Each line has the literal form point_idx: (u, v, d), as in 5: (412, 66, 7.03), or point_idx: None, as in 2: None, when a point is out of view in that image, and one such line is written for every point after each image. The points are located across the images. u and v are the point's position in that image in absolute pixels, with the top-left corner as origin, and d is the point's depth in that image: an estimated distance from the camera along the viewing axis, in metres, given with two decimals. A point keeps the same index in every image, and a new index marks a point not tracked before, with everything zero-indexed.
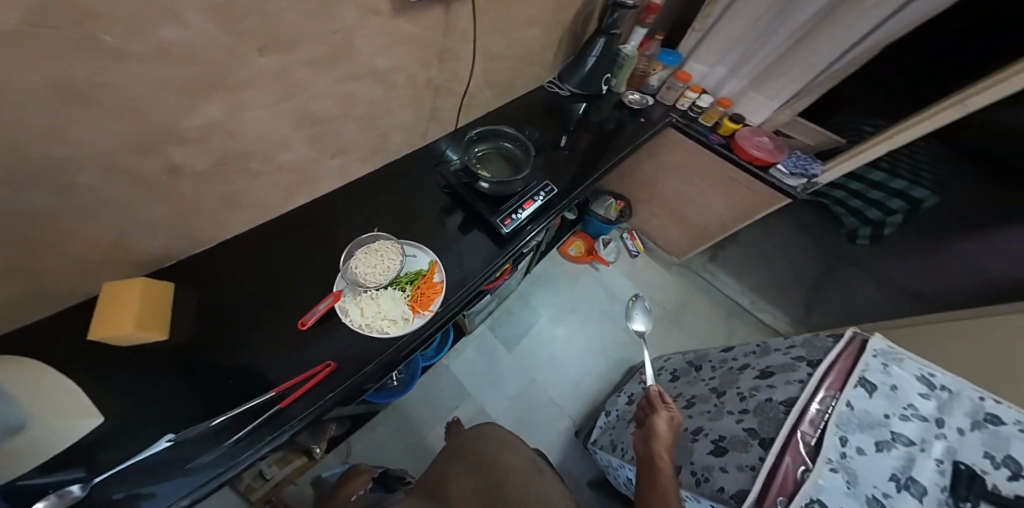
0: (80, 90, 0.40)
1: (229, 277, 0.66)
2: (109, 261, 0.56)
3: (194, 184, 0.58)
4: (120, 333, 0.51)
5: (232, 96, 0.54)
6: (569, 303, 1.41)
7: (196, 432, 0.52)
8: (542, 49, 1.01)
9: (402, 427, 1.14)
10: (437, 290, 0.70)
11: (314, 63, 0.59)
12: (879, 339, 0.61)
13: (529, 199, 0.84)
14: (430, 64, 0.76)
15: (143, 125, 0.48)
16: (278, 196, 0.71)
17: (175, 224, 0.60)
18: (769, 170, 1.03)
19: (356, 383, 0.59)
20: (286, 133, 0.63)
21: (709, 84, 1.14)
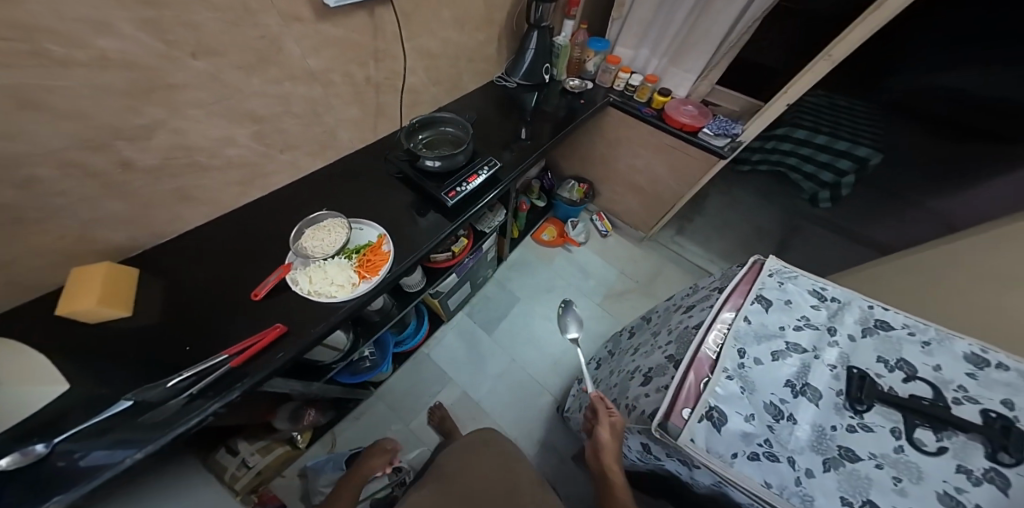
0: (28, 92, 0.49)
1: (191, 263, 0.73)
2: (78, 251, 0.64)
3: (148, 178, 0.66)
4: (84, 308, 0.58)
5: (173, 97, 0.62)
6: (542, 284, 1.45)
7: (152, 393, 0.56)
8: (482, 46, 1.09)
9: (385, 418, 1.14)
10: (385, 257, 0.76)
11: (245, 66, 0.67)
12: (775, 261, 0.73)
13: (474, 173, 0.90)
14: (366, 64, 0.85)
15: (92, 124, 0.56)
16: (234, 190, 0.79)
17: (135, 216, 0.68)
18: (698, 135, 1.14)
19: (302, 342, 0.65)
20: (230, 130, 0.71)
21: (640, 65, 1.24)
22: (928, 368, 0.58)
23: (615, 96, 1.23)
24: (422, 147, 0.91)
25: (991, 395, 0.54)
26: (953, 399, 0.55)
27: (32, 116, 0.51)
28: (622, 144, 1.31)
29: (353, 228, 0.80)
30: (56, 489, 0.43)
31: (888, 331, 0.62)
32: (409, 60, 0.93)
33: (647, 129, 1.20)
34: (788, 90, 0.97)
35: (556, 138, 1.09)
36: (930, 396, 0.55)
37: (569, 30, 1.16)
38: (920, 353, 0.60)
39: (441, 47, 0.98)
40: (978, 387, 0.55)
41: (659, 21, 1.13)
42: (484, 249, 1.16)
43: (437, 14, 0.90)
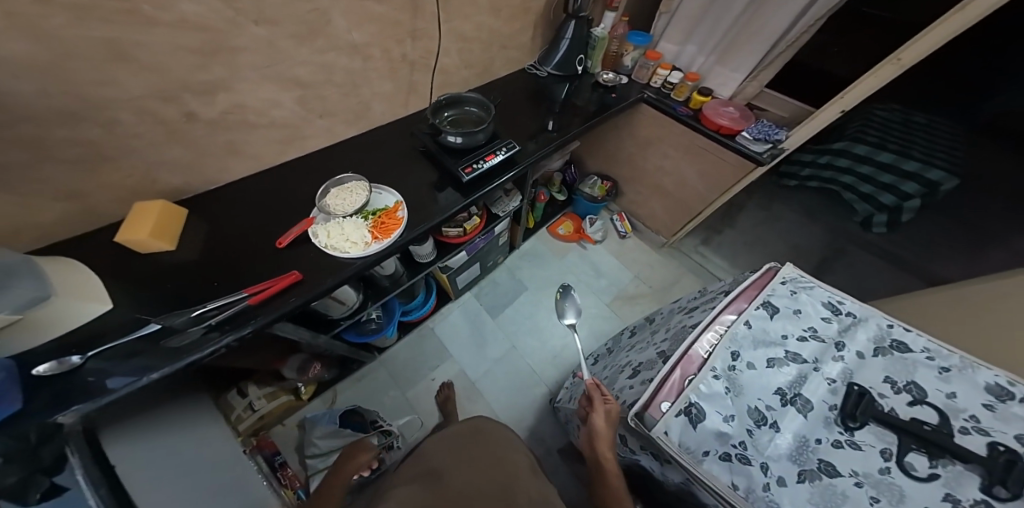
0: (119, 45, 0.58)
1: (228, 210, 0.81)
2: (141, 189, 0.73)
3: (205, 131, 0.74)
4: (138, 236, 0.67)
5: (233, 59, 0.69)
6: (556, 276, 1.46)
7: (178, 320, 0.64)
8: (517, 33, 1.11)
9: (386, 383, 1.20)
10: (397, 221, 0.81)
11: (295, 35, 0.73)
12: (790, 269, 0.71)
13: (492, 152, 0.93)
14: (404, 41, 0.89)
15: (165, 76, 0.64)
16: (273, 149, 0.87)
17: (191, 163, 0.76)
18: (735, 138, 1.09)
19: (314, 291, 0.71)
20: (277, 93, 0.79)
21: (683, 64, 1.22)
22: (940, 394, 0.58)
23: (652, 93, 1.20)
24: (450, 125, 0.95)
25: (1004, 429, 0.54)
26: (960, 428, 0.55)
27: (120, 65, 0.59)
28: (652, 142, 1.29)
29: (373, 194, 0.86)
30: (78, 398, 0.54)
31: (904, 353, 0.62)
32: (445, 42, 0.96)
33: (679, 128, 1.17)
34: (844, 96, 0.90)
35: (581, 129, 1.09)
36: (934, 421, 0.56)
37: (609, 22, 1.15)
38: (936, 379, 0.59)
39: (478, 31, 1.01)
40: (993, 419, 0.55)
41: (710, 17, 1.09)
42: (497, 232, 1.18)
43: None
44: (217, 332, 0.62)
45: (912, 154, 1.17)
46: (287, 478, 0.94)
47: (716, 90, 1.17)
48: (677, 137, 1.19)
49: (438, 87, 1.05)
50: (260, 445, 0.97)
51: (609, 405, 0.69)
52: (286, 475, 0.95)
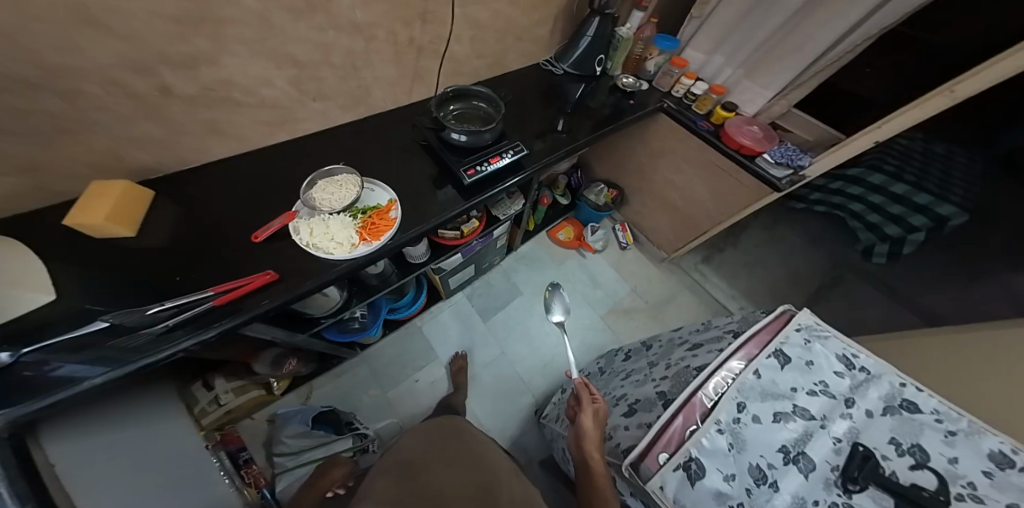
0: (87, 8, 0.50)
1: (202, 195, 0.74)
2: (107, 167, 0.66)
3: (183, 107, 0.67)
4: (90, 221, 0.60)
5: (218, 30, 0.62)
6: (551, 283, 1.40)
7: (127, 317, 0.57)
8: (535, 25, 1.03)
9: (364, 381, 1.15)
10: (389, 223, 0.75)
11: (290, 8, 0.65)
12: (806, 316, 0.67)
13: (498, 155, 0.87)
14: (413, 25, 0.82)
15: (137, 45, 0.57)
16: (260, 131, 0.80)
17: (167, 141, 0.69)
18: (756, 159, 1.03)
19: (288, 294, 0.65)
20: (267, 71, 0.71)
21: (709, 74, 1.14)
22: (943, 459, 0.55)
23: (672, 103, 1.14)
24: (454, 119, 0.87)
25: (998, 496, 0.52)
26: (958, 495, 0.53)
27: (86, 29, 0.52)
28: (666, 154, 1.23)
29: (365, 190, 0.79)
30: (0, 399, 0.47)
31: (913, 414, 0.59)
32: (458, 29, 0.89)
33: (696, 143, 1.11)
34: (881, 126, 0.84)
35: (591, 137, 1.02)
36: (934, 487, 0.53)
37: (636, 22, 1.08)
38: (941, 442, 0.56)
39: (493, 20, 0.93)
40: (991, 488, 0.53)
41: (745, 26, 1.02)
42: (495, 235, 1.12)
43: None
44: (178, 332, 0.58)
45: (926, 187, 1.11)
46: (250, 477, 0.88)
47: (740, 106, 1.10)
48: (695, 151, 1.13)
49: (446, 76, 0.98)
50: (225, 438, 0.92)
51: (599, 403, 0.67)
52: (249, 473, 0.89)
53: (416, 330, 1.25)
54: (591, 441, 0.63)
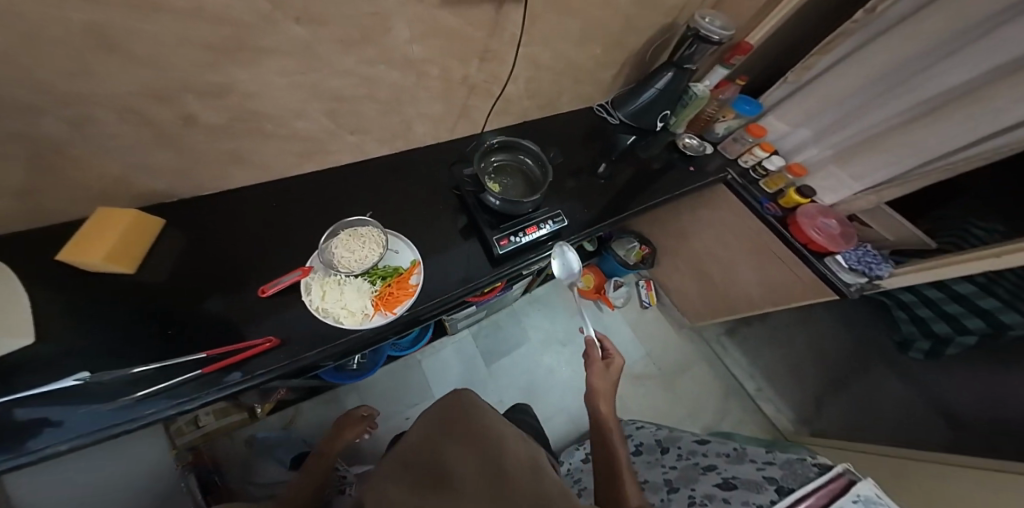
0: (112, 35, 0.42)
1: (215, 227, 0.69)
2: (113, 190, 0.60)
3: (205, 134, 0.60)
4: (87, 259, 0.55)
5: (256, 58, 0.54)
6: (562, 335, 1.31)
7: (116, 376, 0.52)
8: (598, 69, 0.94)
9: (353, 413, 1.09)
10: (407, 293, 0.69)
11: (340, 41, 0.58)
12: (868, 485, 0.58)
13: (534, 225, 0.79)
14: (469, 64, 0.73)
15: (162, 73, 0.49)
16: (288, 160, 0.74)
17: (187, 167, 0.64)
18: (824, 258, 0.94)
19: (287, 366, 0.59)
20: (303, 102, 0.65)
21: (787, 147, 1.04)
22: None
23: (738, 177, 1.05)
24: (498, 178, 0.79)
25: None
26: None
27: (107, 54, 0.44)
28: (716, 228, 1.13)
29: (388, 247, 0.72)
30: None
31: None
32: (519, 70, 0.80)
33: (756, 226, 1.01)
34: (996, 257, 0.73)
35: (638, 210, 0.95)
36: None
37: (716, 79, 1.02)
38: None
39: (558, 61, 0.84)
40: None
41: (847, 108, 0.89)
42: (514, 288, 1.06)
43: (568, 24, 0.77)
44: (157, 396, 0.52)
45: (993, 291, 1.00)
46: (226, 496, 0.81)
47: (818, 193, 1.01)
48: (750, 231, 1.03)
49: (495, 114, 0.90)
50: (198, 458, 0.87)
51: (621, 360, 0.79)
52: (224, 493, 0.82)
53: (415, 365, 1.18)
54: (603, 385, 0.76)
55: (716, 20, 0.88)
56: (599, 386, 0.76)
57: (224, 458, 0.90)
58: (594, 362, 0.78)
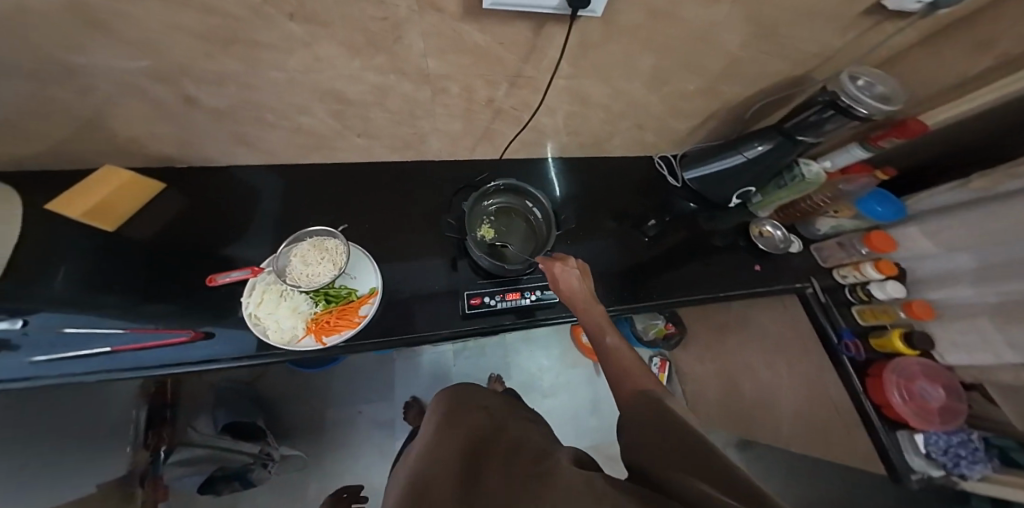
0: (94, 14, 0.40)
1: (212, 199, 0.72)
2: (129, 149, 0.65)
3: (208, 115, 0.60)
4: (66, 211, 0.61)
5: (252, 52, 0.49)
6: (545, 386, 1.20)
7: (42, 332, 0.56)
8: (663, 118, 0.79)
9: (312, 390, 1.12)
10: (349, 324, 0.65)
11: (346, 44, 0.49)
12: None
13: (517, 292, 0.73)
14: (497, 88, 0.62)
15: (153, 56, 0.47)
16: (294, 151, 0.72)
17: (191, 140, 0.66)
18: (901, 430, 0.78)
19: (195, 364, 0.58)
20: (306, 101, 0.60)
21: (920, 272, 0.82)
22: None
23: (819, 295, 0.90)
24: (495, 223, 0.75)
25: None
26: None
27: (92, 31, 0.42)
28: (762, 337, 1.04)
29: (347, 271, 0.69)
30: None
31: None
32: (557, 101, 0.67)
33: (818, 354, 0.88)
34: None
35: (656, 303, 0.80)
36: None
37: (845, 161, 0.82)
38: None
39: (613, 99, 0.70)
40: None
41: None
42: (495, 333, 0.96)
43: (635, 60, 0.62)
44: (61, 362, 0.54)
45: None
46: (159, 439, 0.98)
47: (937, 348, 0.81)
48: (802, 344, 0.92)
49: (523, 142, 0.79)
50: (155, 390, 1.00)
51: (583, 264, 0.67)
52: (156, 434, 0.98)
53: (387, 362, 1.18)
54: (576, 298, 0.65)
55: (877, 86, 0.66)
56: (572, 299, 0.64)
57: (189, 393, 1.05)
58: (560, 279, 0.66)
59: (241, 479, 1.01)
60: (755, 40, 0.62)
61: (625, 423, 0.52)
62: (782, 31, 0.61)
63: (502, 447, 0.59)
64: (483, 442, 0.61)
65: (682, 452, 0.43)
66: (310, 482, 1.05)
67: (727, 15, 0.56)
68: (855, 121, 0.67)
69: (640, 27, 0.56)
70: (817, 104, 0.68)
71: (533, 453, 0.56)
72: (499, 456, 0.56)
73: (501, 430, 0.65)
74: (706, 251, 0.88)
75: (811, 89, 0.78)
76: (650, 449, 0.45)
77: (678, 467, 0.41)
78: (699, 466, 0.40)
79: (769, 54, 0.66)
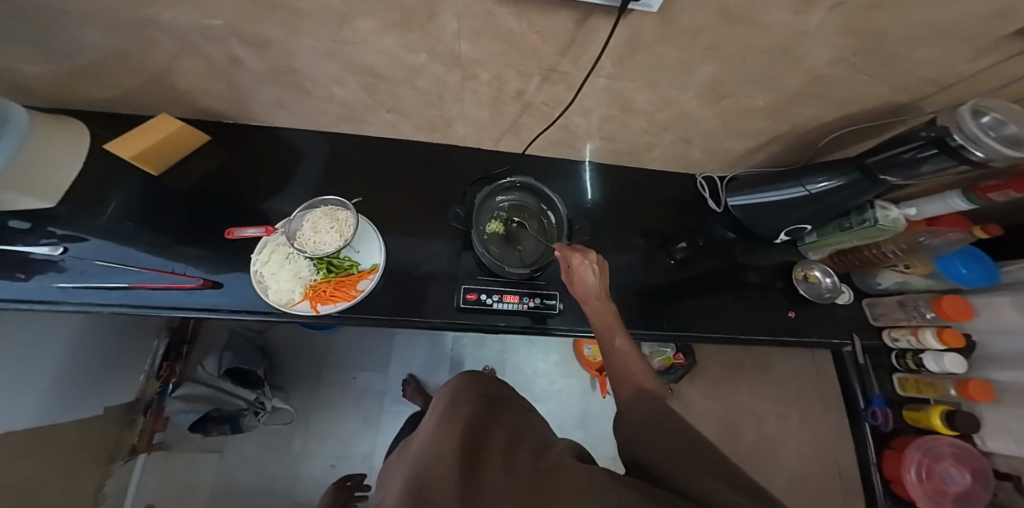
0: None
1: (246, 160, 0.73)
2: (175, 99, 0.67)
3: (253, 76, 0.59)
4: (119, 152, 0.63)
5: (291, 19, 0.46)
6: (538, 390, 1.18)
7: (77, 262, 0.62)
8: (711, 132, 0.71)
9: (314, 346, 1.17)
10: (345, 297, 0.64)
11: (382, 19, 0.45)
12: None
13: (516, 295, 0.69)
14: (528, 81, 0.57)
15: (193, 11, 0.45)
16: (326, 119, 0.71)
17: (239, 98, 0.66)
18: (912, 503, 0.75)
19: (195, 310, 0.62)
20: (340, 73, 0.57)
21: (993, 350, 0.70)
22: None
23: (858, 355, 0.80)
24: (506, 221, 0.71)
25: None
26: None
27: None
28: (780, 385, 0.99)
29: (352, 244, 0.68)
30: None
31: None
32: (594, 103, 0.63)
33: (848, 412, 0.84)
34: None
35: (666, 333, 0.74)
36: None
37: (936, 211, 0.67)
38: None
39: (658, 108, 0.64)
40: None
41: None
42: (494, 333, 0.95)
43: (692, 68, 0.54)
44: (84, 290, 0.60)
45: None
46: (169, 371, 1.05)
47: (982, 430, 0.71)
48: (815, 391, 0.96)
49: (551, 139, 0.75)
50: (176, 325, 1.07)
51: (603, 258, 0.61)
52: (170, 367, 1.06)
53: (389, 335, 1.21)
54: (588, 294, 0.59)
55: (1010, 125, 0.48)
56: (584, 296, 0.59)
57: (205, 332, 1.11)
58: (574, 272, 0.60)
59: (232, 423, 1.03)
60: (840, 61, 0.51)
61: (623, 418, 0.48)
62: (890, 56, 0.50)
63: (501, 440, 0.53)
64: (479, 435, 0.54)
65: (702, 463, 0.38)
66: (296, 435, 1.10)
67: (816, 26, 0.45)
68: (963, 165, 0.52)
69: (708, 30, 0.47)
70: (914, 140, 0.54)
71: (533, 447, 0.50)
72: (496, 454, 0.50)
73: (498, 417, 0.58)
74: (738, 286, 0.81)
75: (905, 127, 0.65)
76: (658, 443, 0.42)
77: (700, 470, 0.38)
78: (728, 478, 0.36)
79: (864, 80, 0.55)
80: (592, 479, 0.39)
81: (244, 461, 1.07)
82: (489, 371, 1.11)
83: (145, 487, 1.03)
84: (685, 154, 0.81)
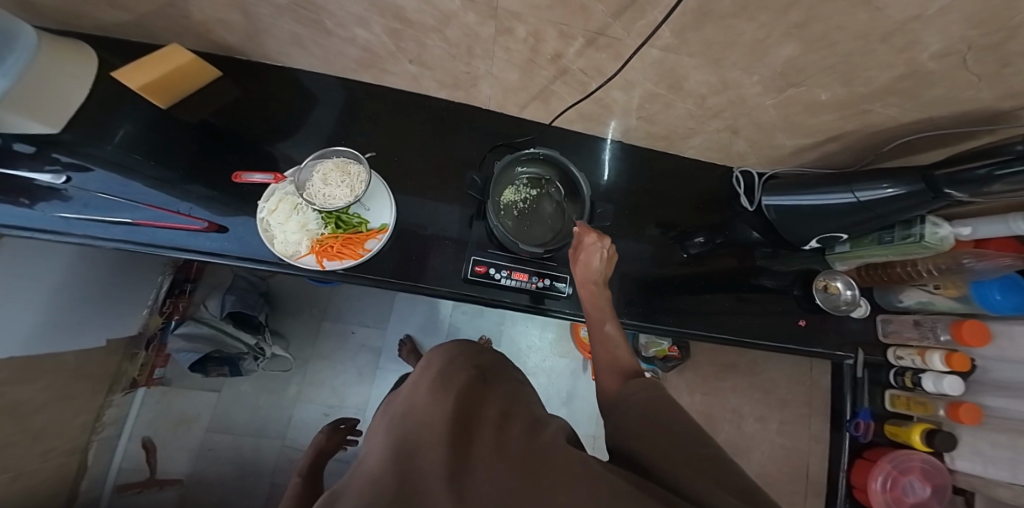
0: None
1: (253, 99, 0.65)
2: (178, 26, 0.58)
3: (266, 7, 0.51)
4: (126, 82, 0.57)
5: None
6: (529, 364, 1.22)
7: (79, 193, 0.56)
8: (773, 124, 0.62)
9: (316, 298, 1.20)
10: (354, 254, 0.59)
11: None
12: None
13: (525, 274, 0.64)
14: (569, 43, 0.48)
15: None
16: (347, 64, 0.63)
17: (254, 32, 0.58)
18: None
19: (199, 254, 0.56)
20: (363, 12, 0.48)
21: (995, 376, 0.68)
22: None
23: (858, 369, 0.79)
24: (524, 195, 0.66)
25: None
26: None
27: None
28: (767, 390, 1.01)
29: (363, 200, 0.61)
30: None
31: None
32: (640, 77, 0.55)
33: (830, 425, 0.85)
34: None
35: (671, 329, 0.72)
36: None
37: (991, 233, 0.60)
38: None
39: (713, 90, 0.56)
40: None
41: None
42: None
43: (767, 49, 0.45)
44: (87, 224, 0.54)
45: None
46: (171, 306, 1.06)
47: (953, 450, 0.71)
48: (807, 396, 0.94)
49: (580, 113, 0.67)
50: (180, 265, 1.08)
51: (615, 248, 0.59)
52: (172, 305, 1.06)
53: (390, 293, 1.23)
54: (587, 277, 0.58)
55: None
56: (582, 278, 0.58)
57: (210, 275, 1.13)
58: (582, 251, 0.59)
59: (231, 366, 1.06)
60: (948, 55, 0.41)
61: (620, 411, 0.46)
62: (1016, 63, 0.40)
63: (492, 413, 0.49)
64: (473, 404, 0.50)
65: (690, 459, 0.36)
66: (292, 381, 1.16)
67: (937, 11, 0.36)
68: None
69: (804, 6, 0.37)
70: (1000, 154, 0.44)
71: (525, 425, 0.47)
72: (488, 426, 0.46)
73: (489, 389, 0.55)
74: (752, 290, 0.78)
75: (989, 139, 0.55)
76: (653, 440, 0.40)
77: (695, 470, 0.35)
78: (723, 480, 0.33)
79: (968, 85, 0.46)
80: (581, 472, 0.36)
81: (240, 401, 1.13)
82: (485, 342, 1.15)
83: (143, 418, 1.09)
84: (728, 146, 0.73)
